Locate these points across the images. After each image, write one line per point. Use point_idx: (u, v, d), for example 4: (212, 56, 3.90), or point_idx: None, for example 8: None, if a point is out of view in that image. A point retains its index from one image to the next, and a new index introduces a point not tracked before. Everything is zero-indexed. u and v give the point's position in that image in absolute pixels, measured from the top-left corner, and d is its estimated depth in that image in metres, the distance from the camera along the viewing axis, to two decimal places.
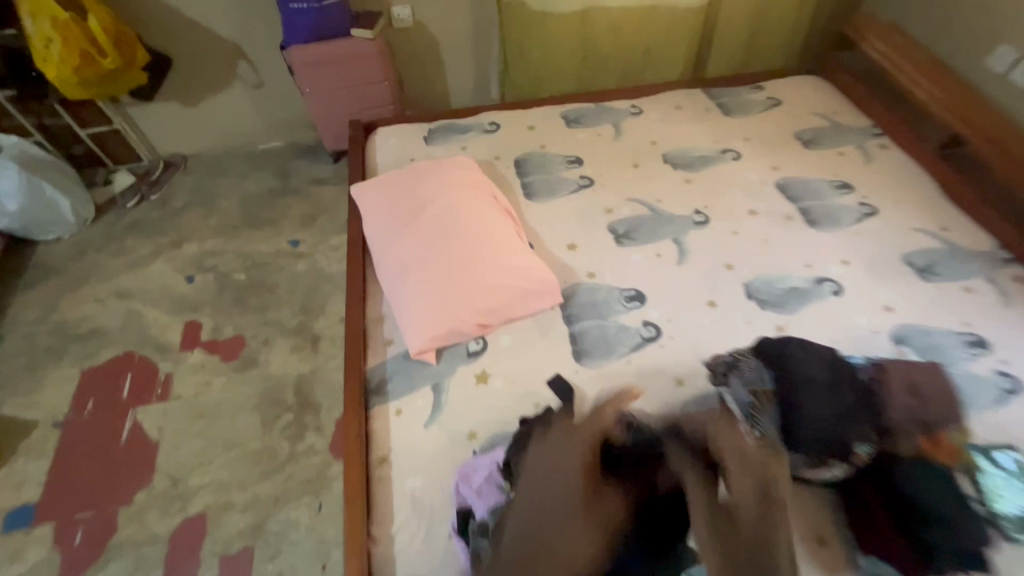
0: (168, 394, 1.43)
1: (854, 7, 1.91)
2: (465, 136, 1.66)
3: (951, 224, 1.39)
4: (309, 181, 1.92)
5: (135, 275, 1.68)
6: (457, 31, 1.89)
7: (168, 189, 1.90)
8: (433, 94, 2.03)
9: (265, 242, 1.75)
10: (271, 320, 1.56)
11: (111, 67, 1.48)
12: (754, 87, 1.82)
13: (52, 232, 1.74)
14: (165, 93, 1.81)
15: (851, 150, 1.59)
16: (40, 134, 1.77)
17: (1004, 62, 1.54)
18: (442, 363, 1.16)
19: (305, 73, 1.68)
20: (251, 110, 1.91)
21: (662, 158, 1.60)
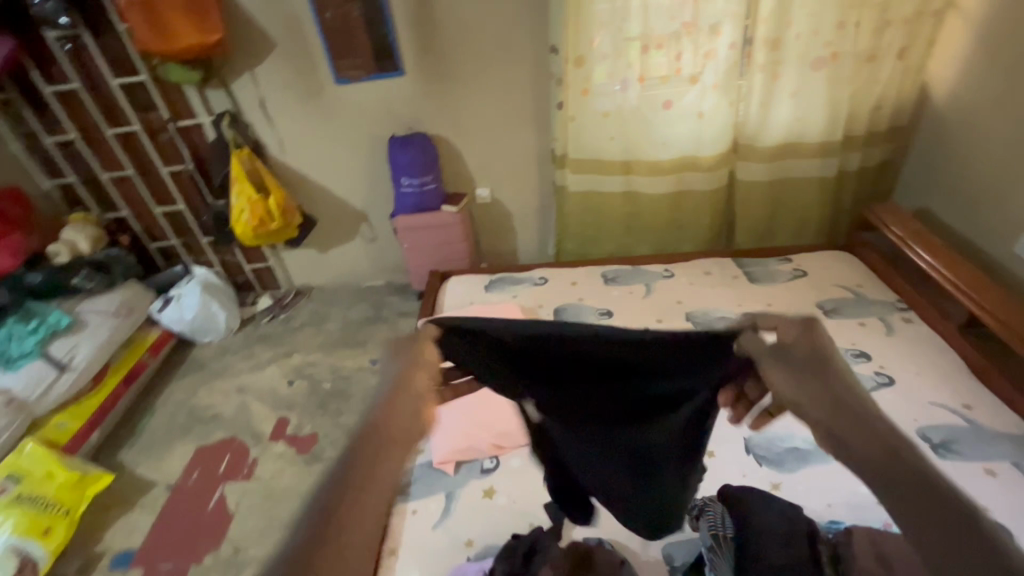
0: (251, 474, 1.78)
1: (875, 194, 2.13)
2: (518, 286, 2.00)
3: (974, 402, 1.40)
4: (396, 313, 2.38)
5: (253, 375, 2.15)
6: (526, 205, 2.37)
7: (293, 311, 2.46)
8: (503, 249, 2.49)
9: (352, 359, 2.17)
10: (342, 424, 1.91)
11: (276, 227, 2.13)
12: (783, 259, 1.99)
13: (208, 337, 2.31)
14: (307, 244, 2.44)
15: (873, 322, 1.67)
16: (219, 267, 2.45)
17: None
18: (459, 474, 1.37)
19: (405, 235, 2.20)
20: (364, 256, 2.49)
21: (685, 315, 1.80)
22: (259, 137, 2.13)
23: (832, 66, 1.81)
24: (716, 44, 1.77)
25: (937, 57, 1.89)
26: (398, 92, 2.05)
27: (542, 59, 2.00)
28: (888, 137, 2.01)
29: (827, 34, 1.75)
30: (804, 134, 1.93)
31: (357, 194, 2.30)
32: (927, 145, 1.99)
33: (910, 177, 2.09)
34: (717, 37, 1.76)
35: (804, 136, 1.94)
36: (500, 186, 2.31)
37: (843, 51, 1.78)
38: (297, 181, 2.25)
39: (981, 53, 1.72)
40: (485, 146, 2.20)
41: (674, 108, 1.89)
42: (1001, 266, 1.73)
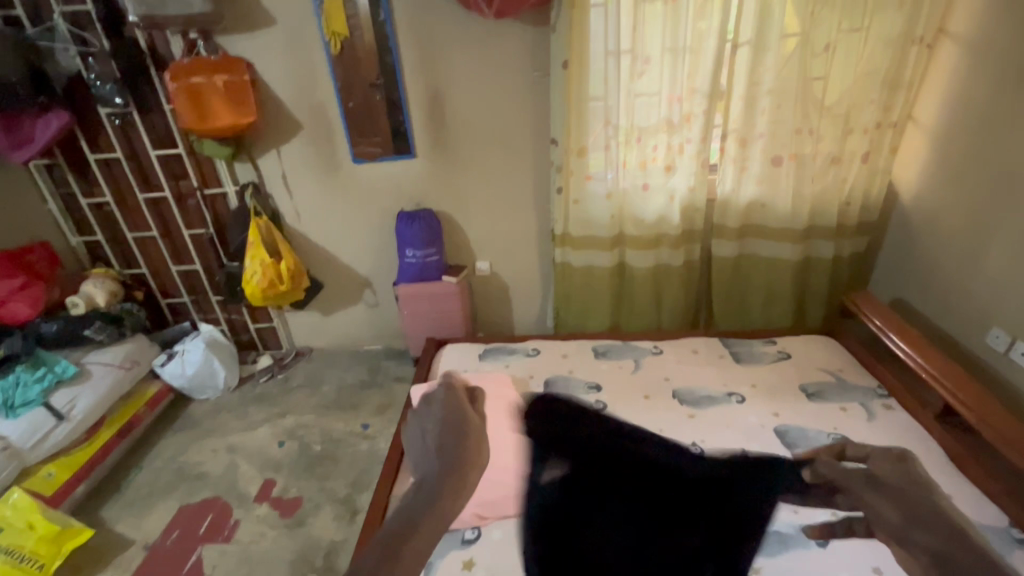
0: (231, 536, 1.76)
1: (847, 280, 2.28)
2: (510, 356, 2.06)
3: (955, 492, 1.41)
4: (392, 378, 2.43)
5: (245, 435, 2.17)
6: (523, 278, 2.48)
7: (291, 371, 2.51)
8: (500, 320, 2.58)
9: (343, 422, 2.20)
10: (327, 488, 1.90)
11: (284, 290, 2.24)
12: (767, 341, 2.06)
13: (206, 394, 2.36)
14: (312, 306, 2.54)
15: (854, 407, 1.71)
16: (225, 324, 2.53)
17: (999, 342, 1.69)
18: (439, 544, 1.37)
19: (407, 302, 2.30)
20: (365, 321, 2.58)
21: (672, 393, 1.84)
22: (276, 206, 2.30)
23: (789, 164, 2.04)
24: (688, 135, 2.01)
25: (901, 161, 2.08)
26: (410, 172, 2.25)
27: (543, 148, 2.19)
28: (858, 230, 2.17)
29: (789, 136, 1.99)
30: (763, 220, 2.16)
31: (364, 262, 2.43)
32: (898, 237, 2.14)
33: (886, 269, 2.21)
34: (689, 129, 2.00)
35: (764, 221, 2.16)
36: (499, 261, 2.44)
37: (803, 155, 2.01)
38: (309, 247, 2.40)
39: (940, 160, 1.91)
40: (487, 223, 2.36)
41: (650, 191, 2.09)
42: (975, 358, 1.79)
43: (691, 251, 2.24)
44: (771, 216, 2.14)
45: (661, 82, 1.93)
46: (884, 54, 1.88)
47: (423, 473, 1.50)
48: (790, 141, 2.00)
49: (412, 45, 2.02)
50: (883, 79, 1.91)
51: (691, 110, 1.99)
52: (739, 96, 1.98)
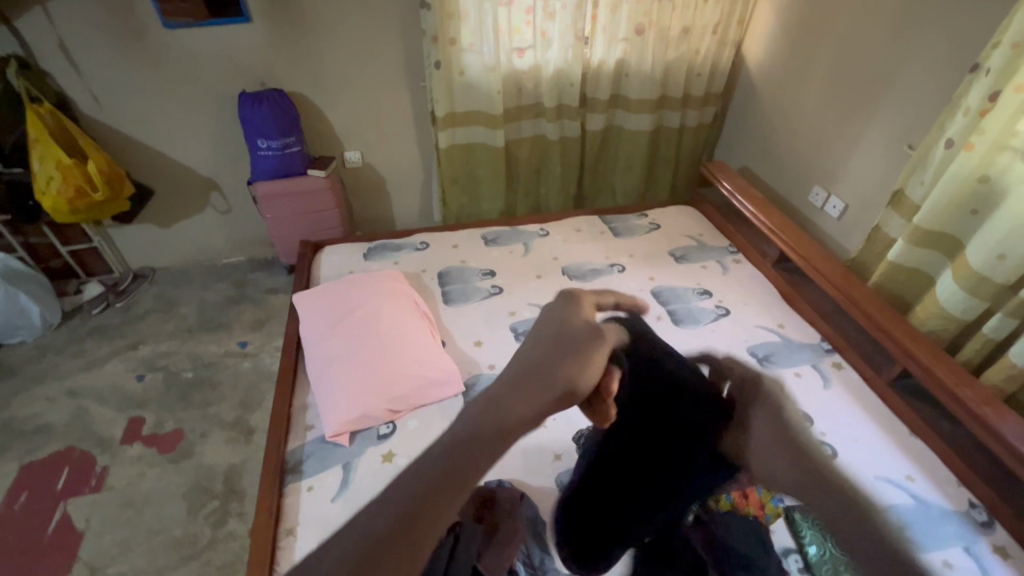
0: (102, 484, 1.55)
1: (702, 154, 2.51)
2: (398, 252, 1.95)
3: (786, 322, 1.73)
4: (264, 290, 2.19)
5: (88, 375, 1.84)
6: (400, 168, 2.29)
7: (133, 297, 2.13)
8: (379, 216, 2.41)
9: (215, 344, 1.96)
10: (211, 415, 1.73)
11: (100, 200, 1.80)
12: (640, 214, 2.22)
13: (18, 336, 1.92)
14: (143, 218, 2.10)
15: (712, 264, 1.96)
16: (23, 250, 2.00)
17: (819, 198, 2.00)
18: (354, 445, 1.34)
19: (268, 204, 2.01)
20: (218, 231, 2.22)
21: (561, 270, 1.91)
22: (63, 90, 1.77)
23: (651, 33, 2.06)
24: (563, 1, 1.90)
25: (750, 35, 2.21)
26: (245, 41, 1.83)
27: (408, 13, 1.91)
28: (712, 103, 2.33)
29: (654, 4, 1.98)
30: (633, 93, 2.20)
31: (203, 160, 2.03)
32: (744, 107, 2.35)
33: (733, 141, 2.44)
34: None
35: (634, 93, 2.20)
36: (370, 150, 2.21)
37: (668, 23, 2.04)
38: (123, 143, 1.92)
39: (782, 32, 2.06)
40: (350, 105, 2.07)
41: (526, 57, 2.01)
42: (801, 214, 2.12)
43: (567, 126, 2.22)
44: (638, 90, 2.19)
45: None
46: None
47: (325, 381, 1.43)
48: (655, 8, 1.99)
49: None
50: None
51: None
52: None
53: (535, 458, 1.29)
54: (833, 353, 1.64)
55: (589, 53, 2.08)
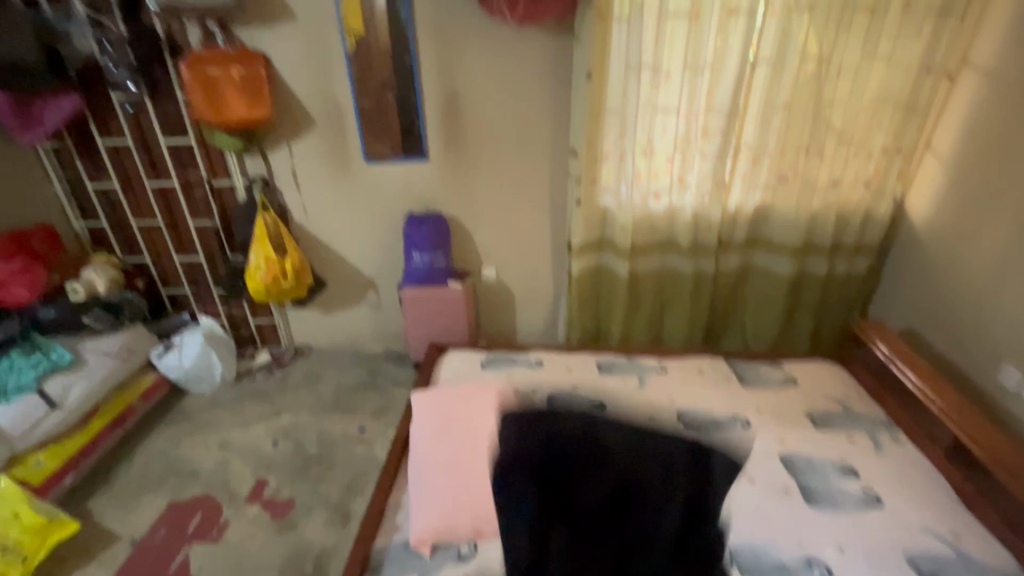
0: (220, 536, 1.72)
1: (852, 308, 2.28)
2: (513, 366, 2.03)
3: (964, 531, 1.38)
4: (391, 382, 2.40)
5: (239, 432, 2.14)
6: (530, 287, 2.46)
7: (290, 368, 2.49)
8: (503, 328, 2.56)
9: (341, 424, 2.16)
10: (321, 492, 1.86)
11: (287, 286, 2.21)
12: (774, 365, 2.04)
13: (201, 388, 2.33)
14: (315, 305, 2.51)
15: (862, 437, 1.68)
16: (226, 318, 2.51)
17: (1012, 380, 1.66)
18: (434, 558, 1.35)
19: (410, 306, 2.28)
20: (368, 323, 2.55)
21: (676, 413, 1.80)
22: (285, 202, 2.29)
23: (794, 182, 2.05)
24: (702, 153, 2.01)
25: (915, 189, 2.07)
26: (422, 174, 2.23)
27: (559, 157, 2.17)
28: (864, 254, 2.17)
29: (797, 157, 2.00)
30: (774, 236, 2.15)
31: (370, 263, 2.41)
32: (906, 260, 2.13)
33: (894, 296, 2.19)
34: (707, 143, 2.00)
35: (774, 236, 2.16)
36: (506, 269, 2.42)
37: (814, 175, 2.01)
38: (315, 245, 2.38)
39: (952, 191, 1.90)
40: (495, 229, 2.33)
41: (662, 199, 2.11)
42: (988, 394, 1.76)
43: (697, 264, 2.22)
44: (778, 235, 2.14)
45: (680, 97, 1.94)
46: (898, 81, 1.88)
47: (421, 486, 1.47)
48: (799, 160, 2.00)
49: (431, 48, 2.00)
50: (898, 104, 1.91)
51: (708, 126, 1.99)
52: (754, 114, 1.97)
53: None
54: None
55: (726, 198, 2.12)
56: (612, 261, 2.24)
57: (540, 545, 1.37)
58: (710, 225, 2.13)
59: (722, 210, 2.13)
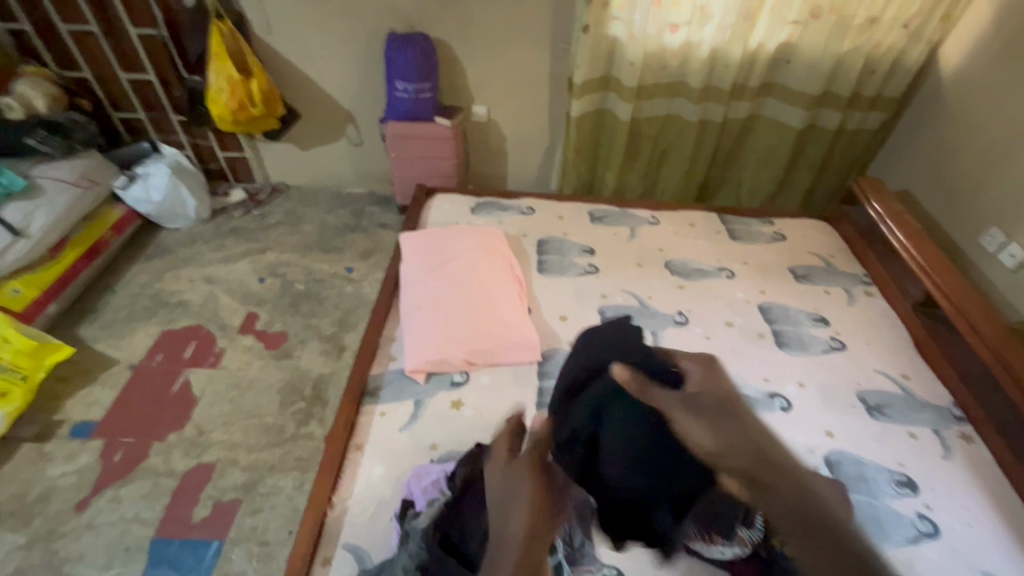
0: (218, 363, 1.79)
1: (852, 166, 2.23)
2: (504, 213, 1.97)
3: (912, 373, 1.52)
4: (376, 225, 2.33)
5: (223, 268, 2.10)
6: (522, 131, 2.30)
7: (268, 207, 2.37)
8: (492, 173, 2.45)
9: (327, 264, 2.14)
10: (312, 326, 1.91)
11: (257, 115, 1.99)
12: (765, 221, 2.03)
13: (175, 224, 2.24)
14: (288, 138, 2.31)
15: (837, 291, 1.75)
16: (191, 150, 2.31)
17: (994, 242, 1.70)
18: (429, 384, 1.41)
19: (394, 142, 2.11)
20: (349, 161, 2.39)
21: (664, 263, 1.82)
22: (243, 11, 1.95)
23: (829, 19, 1.81)
24: None
25: (954, 34, 1.86)
26: None
27: None
28: (878, 108, 2.04)
29: None
30: (792, 83, 1.98)
31: (348, 92, 2.17)
32: (920, 116, 2.02)
33: (898, 155, 2.12)
34: None
35: (792, 83, 1.98)
36: (498, 106, 2.22)
37: (852, 10, 1.78)
38: (283, 67, 2.09)
39: (998, 38, 1.71)
40: (488, 57, 2.08)
41: (679, 33, 1.87)
42: (965, 256, 1.82)
43: (705, 111, 2.07)
44: (796, 82, 1.96)
45: None
46: None
47: (411, 322, 1.50)
48: None
49: None
50: None
51: None
52: None
53: None
54: (964, 422, 1.42)
55: (749, 34, 1.88)
56: (615, 103, 2.06)
57: (529, 376, 1.43)
58: (727, 66, 1.93)
59: (743, 49, 1.91)
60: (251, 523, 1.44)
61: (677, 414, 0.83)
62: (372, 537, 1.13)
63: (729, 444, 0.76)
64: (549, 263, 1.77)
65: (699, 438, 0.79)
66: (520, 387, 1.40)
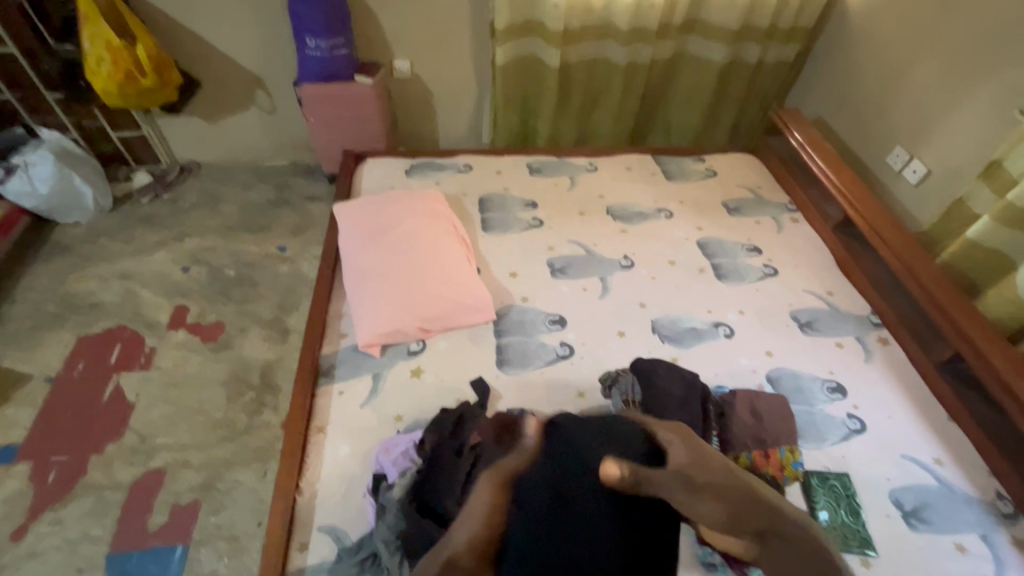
0: (150, 363, 1.66)
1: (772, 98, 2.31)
2: (441, 172, 1.90)
3: (836, 289, 1.65)
4: (304, 198, 2.19)
5: (138, 261, 1.92)
6: (449, 84, 2.20)
7: (179, 190, 2.16)
8: (422, 132, 2.34)
9: (257, 245, 2.00)
10: (250, 312, 1.80)
11: (148, 85, 1.78)
12: (696, 159, 2.08)
13: (72, 217, 2.00)
14: (191, 111, 2.09)
15: (766, 220, 1.85)
16: (77, 132, 2.04)
17: (898, 161, 1.84)
18: (385, 356, 1.37)
19: (313, 106, 1.96)
20: (264, 132, 2.20)
21: (606, 209, 1.83)
22: None
23: None
24: None
25: None
26: None
27: None
28: (794, 41, 2.10)
29: None
30: (713, 18, 1.99)
31: (252, 53, 1.97)
32: (831, 44, 2.11)
33: (813, 84, 2.21)
34: None
35: (713, 18, 2.00)
36: (421, 60, 2.10)
37: None
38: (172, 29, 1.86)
39: None
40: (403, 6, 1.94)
41: None
42: (875, 176, 1.96)
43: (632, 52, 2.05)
44: (716, 17, 1.98)
45: None
46: None
47: (358, 295, 1.44)
48: None
49: None
50: None
51: None
52: None
53: (561, 394, 1.33)
54: (881, 327, 1.57)
55: None
56: (542, 49, 2.00)
57: (486, 335, 1.42)
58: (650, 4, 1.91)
59: None
60: (215, 523, 1.38)
61: (678, 496, 0.89)
62: (348, 516, 1.11)
63: (735, 506, 0.90)
64: (492, 219, 1.75)
65: (709, 512, 0.89)
66: (478, 347, 1.40)
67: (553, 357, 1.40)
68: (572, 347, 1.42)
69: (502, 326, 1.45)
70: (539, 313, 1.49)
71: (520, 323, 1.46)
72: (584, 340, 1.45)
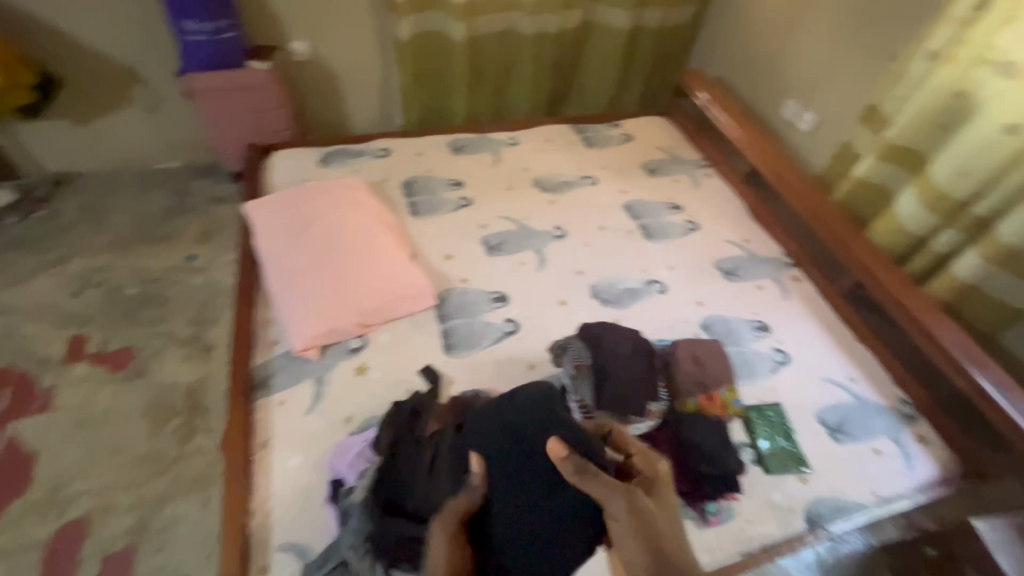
0: (49, 405, 1.46)
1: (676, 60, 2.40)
2: (358, 159, 1.80)
3: (751, 236, 1.77)
4: (208, 200, 1.99)
5: (14, 292, 1.67)
6: (353, 65, 2.08)
7: (54, 206, 1.90)
8: (331, 119, 2.20)
9: (159, 257, 1.81)
10: (163, 332, 1.63)
11: None
12: (613, 125, 2.12)
13: None
14: (56, 114, 1.84)
15: (683, 178, 1.94)
16: None
17: (792, 111, 1.98)
18: (324, 358, 1.30)
19: (203, 98, 1.77)
20: (149, 131, 1.97)
21: (533, 182, 1.83)
22: None
23: None
24: None
25: None
26: None
27: None
28: (690, 3, 2.18)
29: None
30: None
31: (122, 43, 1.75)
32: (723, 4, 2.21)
33: (711, 44, 2.32)
34: None
35: None
36: (320, 40, 1.96)
37: None
38: None
39: None
40: None
41: None
42: (773, 127, 2.10)
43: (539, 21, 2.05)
44: None
45: None
46: None
47: (286, 298, 1.35)
48: None
49: None
50: None
51: None
52: None
53: (512, 369, 1.33)
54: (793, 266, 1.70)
55: None
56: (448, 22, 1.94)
57: (429, 322, 1.39)
58: None
59: None
60: (157, 564, 1.26)
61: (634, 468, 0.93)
62: (308, 529, 1.06)
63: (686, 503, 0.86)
64: (419, 203, 1.69)
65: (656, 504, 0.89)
66: (422, 335, 1.36)
67: (500, 335, 1.39)
68: (517, 322, 1.42)
69: (444, 310, 1.42)
70: (481, 292, 1.48)
71: (462, 305, 1.44)
72: (528, 314, 1.45)
